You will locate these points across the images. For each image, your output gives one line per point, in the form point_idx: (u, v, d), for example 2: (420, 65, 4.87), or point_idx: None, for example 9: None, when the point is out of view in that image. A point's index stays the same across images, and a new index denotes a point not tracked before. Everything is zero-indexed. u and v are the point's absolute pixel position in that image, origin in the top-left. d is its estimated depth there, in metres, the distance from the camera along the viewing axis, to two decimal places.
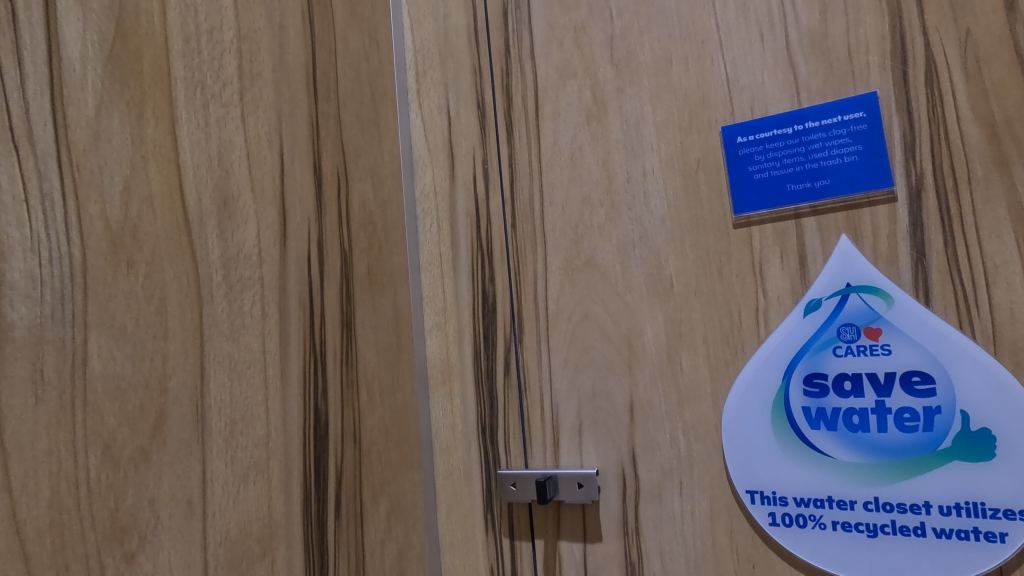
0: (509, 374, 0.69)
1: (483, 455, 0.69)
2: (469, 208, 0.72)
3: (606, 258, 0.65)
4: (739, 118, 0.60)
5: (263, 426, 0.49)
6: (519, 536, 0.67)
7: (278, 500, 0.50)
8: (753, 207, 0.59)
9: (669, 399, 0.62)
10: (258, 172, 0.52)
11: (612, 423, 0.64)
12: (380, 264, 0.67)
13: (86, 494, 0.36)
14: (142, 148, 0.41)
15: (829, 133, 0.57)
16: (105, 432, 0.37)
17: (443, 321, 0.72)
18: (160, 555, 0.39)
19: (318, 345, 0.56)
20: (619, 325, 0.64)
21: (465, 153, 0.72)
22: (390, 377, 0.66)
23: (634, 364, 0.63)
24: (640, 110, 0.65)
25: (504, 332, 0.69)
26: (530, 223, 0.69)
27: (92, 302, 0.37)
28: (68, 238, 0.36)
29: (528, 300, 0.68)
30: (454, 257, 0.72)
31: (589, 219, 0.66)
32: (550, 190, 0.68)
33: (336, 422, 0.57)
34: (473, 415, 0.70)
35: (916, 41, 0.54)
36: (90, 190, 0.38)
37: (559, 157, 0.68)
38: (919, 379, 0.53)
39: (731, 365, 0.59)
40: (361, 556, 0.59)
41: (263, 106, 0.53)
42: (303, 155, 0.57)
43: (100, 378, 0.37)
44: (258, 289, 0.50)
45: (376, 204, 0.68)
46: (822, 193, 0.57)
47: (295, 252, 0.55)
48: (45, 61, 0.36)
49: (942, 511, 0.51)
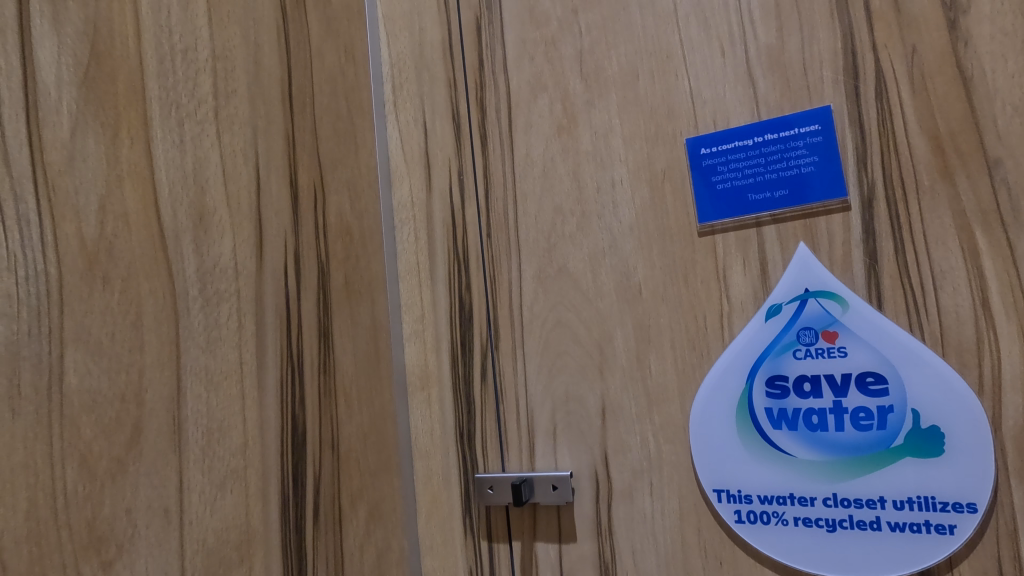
0: (485, 380, 0.70)
1: (461, 459, 0.70)
2: (445, 217, 0.74)
3: (578, 266, 0.67)
4: (703, 130, 0.63)
5: (240, 435, 0.50)
6: (497, 538, 0.68)
7: (255, 507, 0.51)
8: (716, 215, 0.62)
9: (638, 402, 0.64)
10: (234, 188, 0.53)
11: (585, 426, 0.66)
12: (357, 274, 0.69)
13: (63, 505, 0.37)
14: (117, 167, 0.43)
15: (787, 145, 0.59)
16: (81, 444, 0.38)
17: (421, 329, 0.73)
18: (137, 563, 0.40)
19: (295, 355, 0.57)
20: (591, 331, 0.66)
21: (440, 164, 0.74)
22: (368, 385, 0.68)
23: (605, 368, 0.65)
24: (609, 122, 0.67)
25: (480, 339, 0.71)
26: (504, 232, 0.71)
27: (68, 318, 0.38)
28: (44, 258, 0.38)
29: (503, 307, 0.70)
30: (431, 266, 0.74)
31: (561, 227, 0.69)
32: (524, 201, 0.71)
33: (314, 430, 0.58)
34: (451, 420, 0.71)
35: (866, 57, 0.57)
36: (65, 210, 0.39)
37: (532, 168, 0.70)
38: (873, 380, 0.55)
39: (697, 369, 0.62)
40: (339, 560, 0.60)
41: (238, 123, 0.54)
42: (279, 169, 0.59)
43: (76, 392, 0.38)
44: (235, 301, 0.51)
45: (353, 215, 0.70)
46: (781, 203, 0.59)
47: (272, 265, 0.56)
48: (19, 85, 0.37)
49: (896, 506, 0.54)
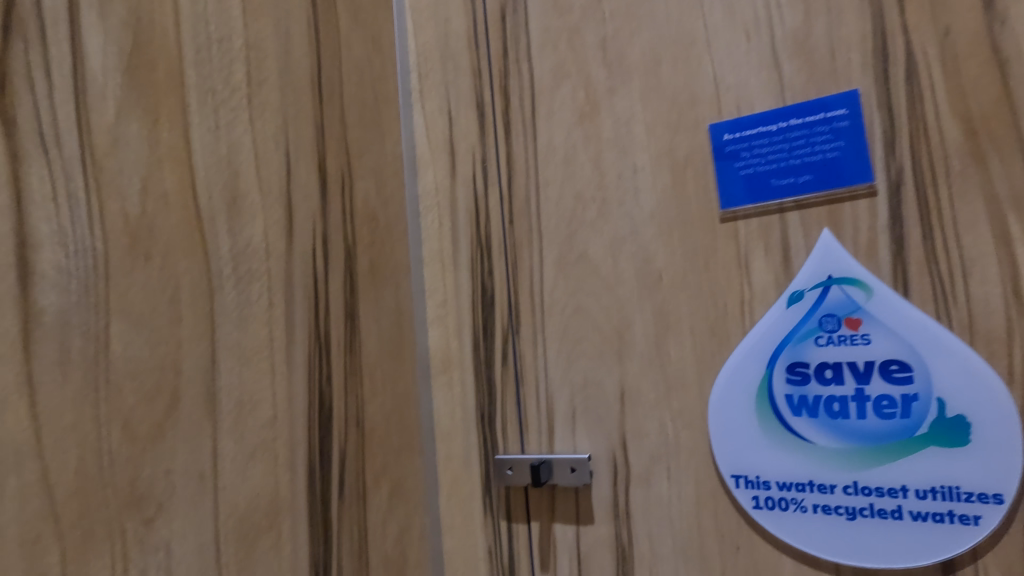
0: (506, 363, 0.72)
1: (482, 441, 0.72)
2: (469, 204, 0.75)
3: (598, 252, 0.68)
4: (726, 116, 0.63)
5: (270, 409, 0.52)
6: (516, 519, 0.70)
7: (284, 478, 0.53)
8: (739, 201, 0.61)
9: (657, 387, 0.64)
10: (265, 172, 0.55)
11: (603, 410, 0.66)
12: (382, 259, 0.71)
13: (108, 464, 0.40)
14: (157, 151, 0.45)
15: (813, 130, 0.59)
16: (125, 408, 0.41)
17: (443, 313, 0.75)
18: (174, 522, 0.43)
19: (323, 334, 0.60)
20: (610, 317, 0.67)
21: (465, 152, 0.76)
22: (391, 366, 0.70)
23: (624, 354, 0.66)
24: (631, 109, 0.67)
25: (501, 323, 0.72)
26: (526, 219, 0.72)
27: (113, 291, 0.41)
28: (91, 234, 0.40)
29: (524, 293, 0.71)
30: (454, 253, 0.75)
31: (581, 214, 0.69)
32: (546, 188, 0.71)
33: (340, 407, 0.61)
34: (473, 402, 0.73)
35: (896, 39, 0.56)
36: (111, 190, 0.41)
37: (554, 155, 0.71)
38: (897, 368, 0.54)
39: (717, 355, 0.62)
40: (363, 534, 0.62)
41: (270, 110, 0.57)
42: (309, 155, 0.61)
43: (120, 360, 0.41)
44: (265, 281, 0.53)
45: (378, 201, 0.71)
46: (805, 188, 0.59)
47: (301, 247, 0.58)
48: (70, 72, 0.40)
49: (918, 495, 0.53)
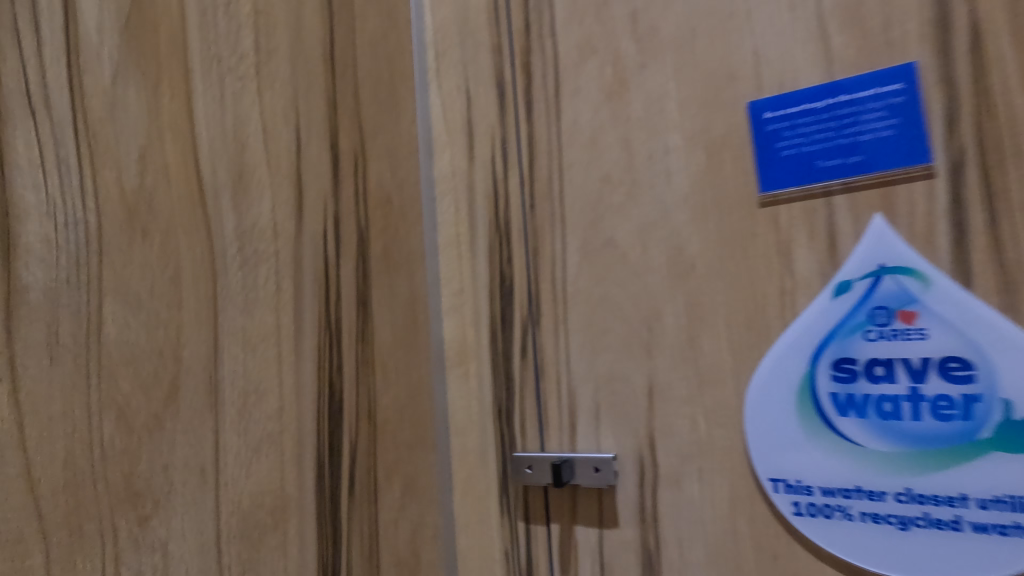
0: (526, 356, 0.68)
1: (499, 437, 0.68)
2: (488, 188, 0.72)
3: (626, 239, 0.64)
4: (767, 92, 0.58)
5: (276, 400, 0.49)
6: (534, 520, 0.66)
7: (290, 474, 0.50)
8: (780, 184, 0.57)
9: (688, 383, 0.60)
10: (274, 147, 0.52)
11: (630, 406, 0.63)
12: (396, 244, 0.67)
13: (100, 459, 0.36)
14: (158, 118, 0.42)
15: (864, 107, 0.54)
16: (119, 397, 0.38)
17: (459, 302, 0.72)
18: (172, 521, 0.40)
19: (334, 321, 0.56)
20: (638, 307, 0.63)
21: (484, 133, 0.72)
22: (405, 357, 0.66)
23: (652, 347, 0.62)
24: (662, 86, 0.63)
25: (521, 314, 0.68)
26: (549, 203, 0.68)
27: (107, 269, 0.38)
28: (83, 205, 0.37)
29: (546, 281, 0.68)
30: (472, 239, 0.72)
31: (608, 198, 0.65)
32: (570, 170, 0.67)
33: (351, 399, 0.57)
34: (490, 396, 0.69)
35: (960, 8, 0.52)
36: (105, 157, 0.38)
37: (579, 136, 0.67)
38: (957, 365, 0.50)
39: (755, 349, 0.57)
40: (374, 533, 0.59)
41: (279, 82, 0.53)
42: (320, 131, 0.57)
43: (114, 345, 0.37)
44: (273, 263, 0.50)
45: (393, 183, 0.68)
46: (855, 170, 0.54)
47: (311, 229, 0.55)
48: (61, 27, 0.37)
49: (980, 505, 0.49)
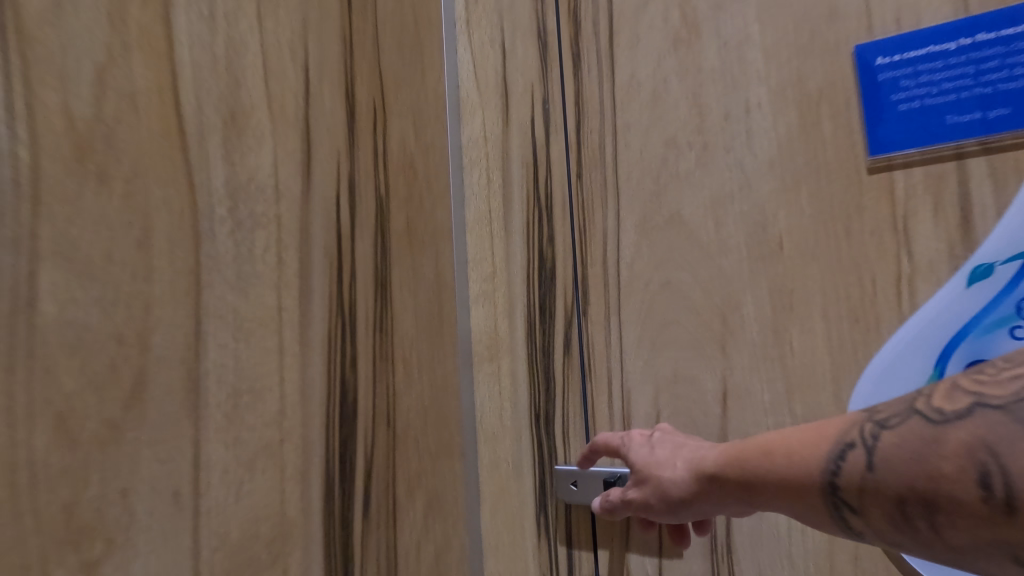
0: (570, 352, 0.58)
1: (537, 447, 0.58)
2: (525, 155, 0.61)
3: (694, 214, 0.54)
4: (879, 34, 0.47)
5: (276, 401, 0.39)
6: (578, 545, 0.56)
7: (293, 495, 0.39)
8: (896, 145, 0.46)
9: (773, 387, 0.50)
10: (277, 88, 0.41)
11: (698, 413, 0.52)
12: (420, 217, 0.57)
13: (33, 481, 0.26)
14: (122, 31, 0.31)
15: (1012, 47, 0.43)
16: (60, 398, 0.27)
17: (490, 288, 0.62)
18: (134, 564, 0.29)
19: (347, 306, 0.46)
20: (710, 296, 0.53)
21: (521, 91, 0.62)
22: (429, 351, 0.56)
23: (727, 343, 0.52)
24: (743, 30, 0.52)
25: (564, 302, 0.58)
26: (600, 172, 0.58)
27: (46, 222, 0.27)
28: (11, 132, 0.26)
29: (596, 264, 0.57)
30: (506, 215, 0.61)
31: (673, 165, 0.55)
32: (627, 133, 0.57)
33: (367, 401, 0.47)
34: (526, 398, 0.59)
35: None
36: (46, 72, 0.27)
37: (638, 92, 0.57)
38: None
39: (860, 348, 0.47)
40: (393, 562, 0.49)
41: (285, 8, 0.43)
42: (333, 75, 0.47)
43: (54, 327, 0.27)
44: (274, 230, 0.40)
45: (417, 147, 0.58)
46: (998, 125, 0.43)
47: (321, 192, 0.45)
48: None
49: None
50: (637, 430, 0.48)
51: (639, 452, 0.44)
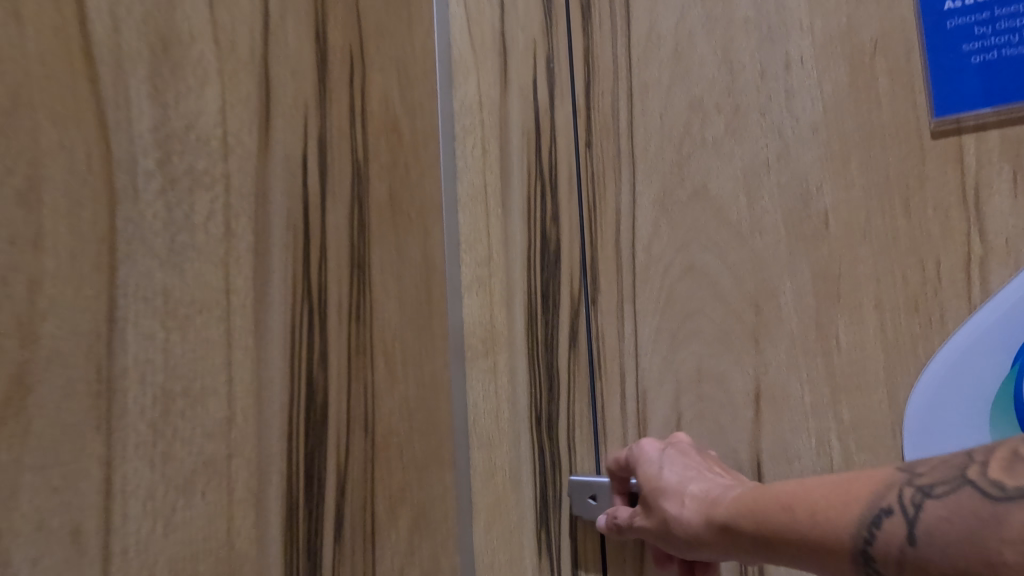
0: (576, 347, 0.51)
1: (538, 453, 0.51)
2: (526, 121, 0.53)
3: (723, 188, 0.46)
4: None
5: (224, 406, 0.31)
6: (585, 567, 0.50)
7: (244, 523, 0.32)
8: (967, 104, 0.40)
9: (816, 388, 0.43)
10: (227, 16, 0.33)
11: (726, 418, 0.45)
12: (405, 189, 0.49)
13: None
14: None
15: None
16: None
17: (485, 275, 0.53)
18: None
19: (315, 291, 0.38)
20: (742, 283, 0.45)
21: (522, 49, 0.54)
22: (417, 346, 0.49)
23: (761, 337, 0.45)
24: None
25: (570, 291, 0.51)
26: (614, 140, 0.50)
27: None
28: None
29: (607, 247, 0.50)
30: (503, 190, 0.54)
31: (699, 131, 0.47)
32: (644, 95, 0.49)
33: (338, 404, 0.40)
34: (525, 400, 0.52)
35: None
36: None
37: (658, 48, 0.49)
38: None
39: (920, 343, 0.41)
40: None
41: None
42: (302, 12, 0.39)
43: None
44: (222, 193, 0.32)
45: (402, 108, 0.50)
46: None
47: (285, 151, 0.37)
48: None
49: None
50: (648, 438, 0.45)
51: (646, 473, 0.43)
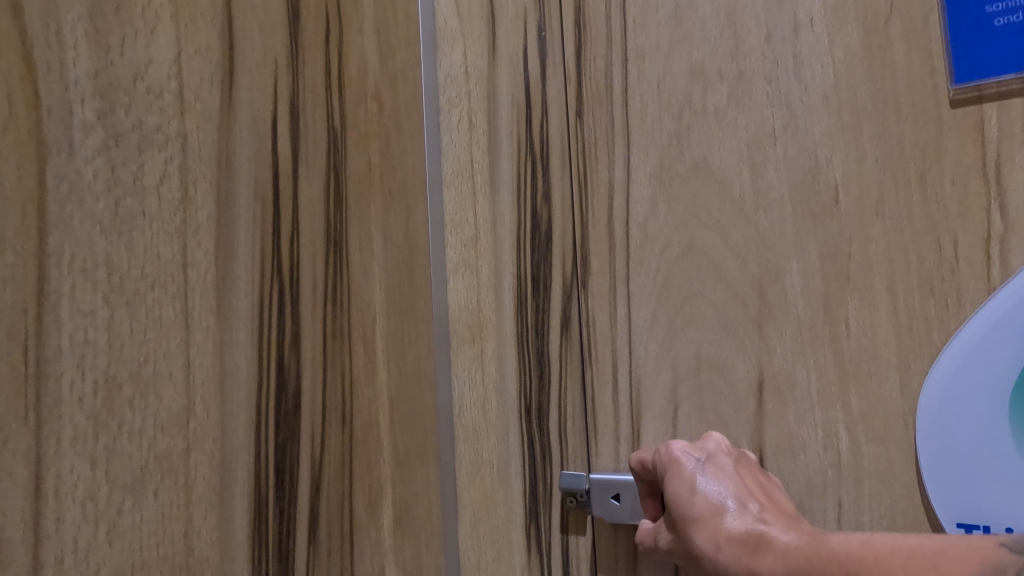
0: (569, 333, 0.48)
1: (527, 444, 0.48)
2: (515, 93, 0.50)
3: (726, 162, 0.44)
4: None
5: (184, 396, 0.27)
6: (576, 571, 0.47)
7: (207, 526, 0.28)
8: (992, 68, 0.37)
9: (823, 375, 0.41)
10: None
11: (727, 406, 0.43)
12: (387, 163, 0.46)
13: None
14: None
15: None
16: None
17: (472, 257, 0.51)
18: None
19: (286, 269, 0.35)
20: (745, 264, 0.43)
21: (512, 13, 0.50)
22: (399, 331, 0.46)
23: (765, 321, 0.42)
24: None
25: (563, 273, 0.48)
26: (609, 112, 0.47)
27: None
28: None
29: (603, 226, 0.47)
30: (492, 166, 0.50)
31: (702, 102, 0.44)
32: (643, 62, 0.46)
33: (312, 394, 0.36)
34: (514, 388, 0.49)
35: None
36: None
37: (657, 11, 0.46)
38: None
39: (935, 326, 0.38)
40: None
41: None
42: None
43: None
44: (180, 155, 0.28)
45: (384, 76, 0.46)
46: None
47: (251, 112, 0.33)
48: None
49: None
50: (678, 443, 0.42)
51: (677, 497, 0.40)
